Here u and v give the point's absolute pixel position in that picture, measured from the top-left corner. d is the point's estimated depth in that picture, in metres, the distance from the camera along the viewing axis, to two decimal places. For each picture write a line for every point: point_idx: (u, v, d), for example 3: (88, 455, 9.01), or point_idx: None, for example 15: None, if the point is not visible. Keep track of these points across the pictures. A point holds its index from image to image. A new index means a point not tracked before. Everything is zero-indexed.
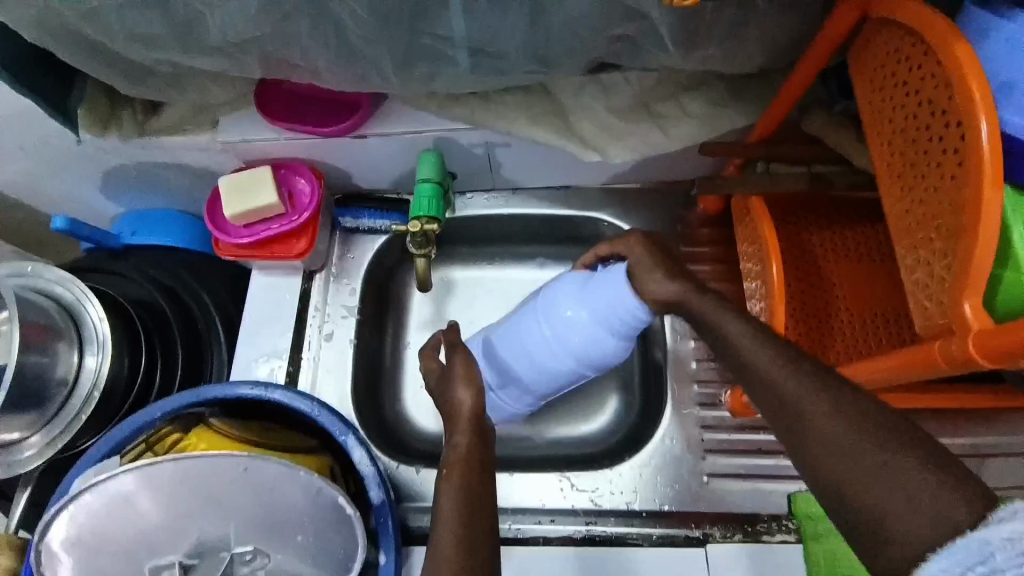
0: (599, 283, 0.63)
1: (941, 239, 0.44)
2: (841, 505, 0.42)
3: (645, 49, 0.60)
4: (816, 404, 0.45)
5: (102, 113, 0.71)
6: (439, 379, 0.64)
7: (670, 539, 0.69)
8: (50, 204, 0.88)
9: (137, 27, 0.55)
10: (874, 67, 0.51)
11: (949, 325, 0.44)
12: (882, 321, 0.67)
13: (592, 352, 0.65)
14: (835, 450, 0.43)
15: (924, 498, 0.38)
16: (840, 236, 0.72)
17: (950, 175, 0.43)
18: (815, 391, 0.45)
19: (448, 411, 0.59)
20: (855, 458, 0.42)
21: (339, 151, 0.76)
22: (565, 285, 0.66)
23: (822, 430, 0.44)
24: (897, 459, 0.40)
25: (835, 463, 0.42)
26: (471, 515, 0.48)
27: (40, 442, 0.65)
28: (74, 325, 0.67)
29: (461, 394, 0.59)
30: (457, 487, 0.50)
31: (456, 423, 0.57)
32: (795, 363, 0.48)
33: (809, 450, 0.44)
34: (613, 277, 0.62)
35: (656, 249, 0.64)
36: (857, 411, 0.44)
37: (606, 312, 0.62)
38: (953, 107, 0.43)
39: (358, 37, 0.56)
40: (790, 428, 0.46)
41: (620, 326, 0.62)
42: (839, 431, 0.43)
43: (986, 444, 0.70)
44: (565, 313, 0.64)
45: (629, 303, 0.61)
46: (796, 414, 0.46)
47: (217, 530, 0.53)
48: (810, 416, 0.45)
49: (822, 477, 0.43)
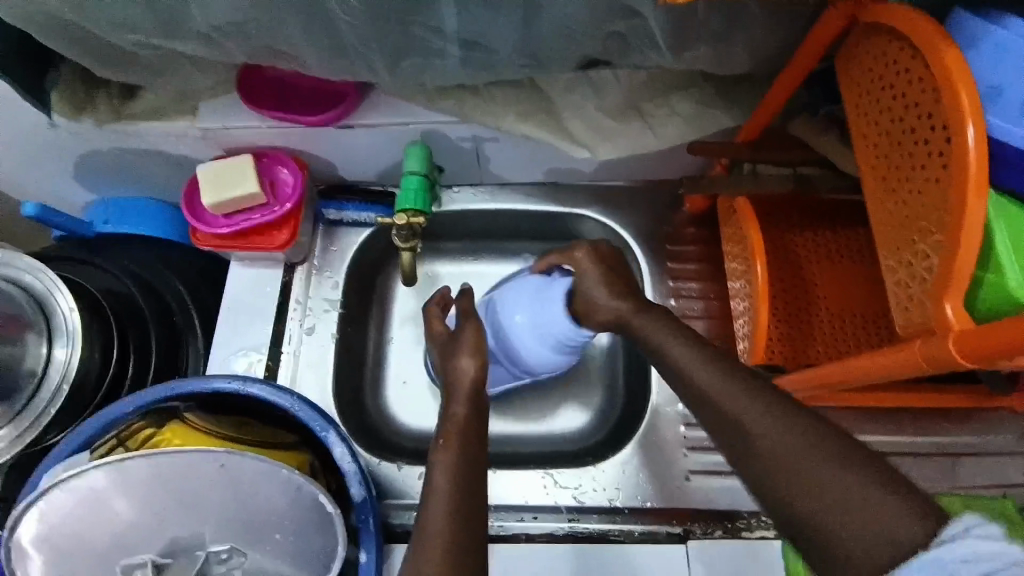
0: (540, 302, 0.62)
1: (922, 241, 0.45)
2: (790, 522, 0.42)
3: (636, 47, 0.60)
4: (761, 427, 0.45)
5: (77, 97, 0.69)
6: (442, 352, 0.61)
7: (652, 536, 0.69)
8: (21, 192, 0.85)
9: (113, 9, 0.53)
10: (861, 70, 0.52)
11: (929, 326, 0.44)
12: (861, 320, 0.68)
13: (530, 367, 0.66)
14: (783, 473, 0.42)
15: (866, 508, 0.39)
16: (823, 239, 0.73)
17: (933, 179, 0.44)
18: (756, 407, 0.46)
19: (448, 378, 0.57)
20: (796, 477, 0.42)
21: (321, 141, 0.74)
22: (520, 290, 0.64)
23: (764, 447, 0.44)
24: (842, 480, 0.40)
25: (779, 479, 0.42)
26: (466, 493, 0.47)
27: (8, 436, 0.62)
28: (43, 315, 0.64)
29: (464, 365, 0.57)
30: (457, 464, 0.49)
31: (456, 394, 0.56)
32: (731, 372, 0.49)
33: (756, 470, 0.44)
34: (555, 295, 0.61)
35: (601, 259, 0.61)
36: (801, 423, 0.44)
37: (547, 328, 0.61)
38: (939, 110, 0.43)
39: (346, 27, 0.54)
40: (735, 444, 0.46)
41: (558, 345, 0.62)
42: (781, 446, 0.43)
43: (960, 443, 0.72)
44: (513, 320, 0.63)
45: (565, 325, 0.60)
46: (740, 430, 0.46)
47: (191, 530, 0.51)
48: (750, 433, 0.45)
49: (771, 495, 0.43)
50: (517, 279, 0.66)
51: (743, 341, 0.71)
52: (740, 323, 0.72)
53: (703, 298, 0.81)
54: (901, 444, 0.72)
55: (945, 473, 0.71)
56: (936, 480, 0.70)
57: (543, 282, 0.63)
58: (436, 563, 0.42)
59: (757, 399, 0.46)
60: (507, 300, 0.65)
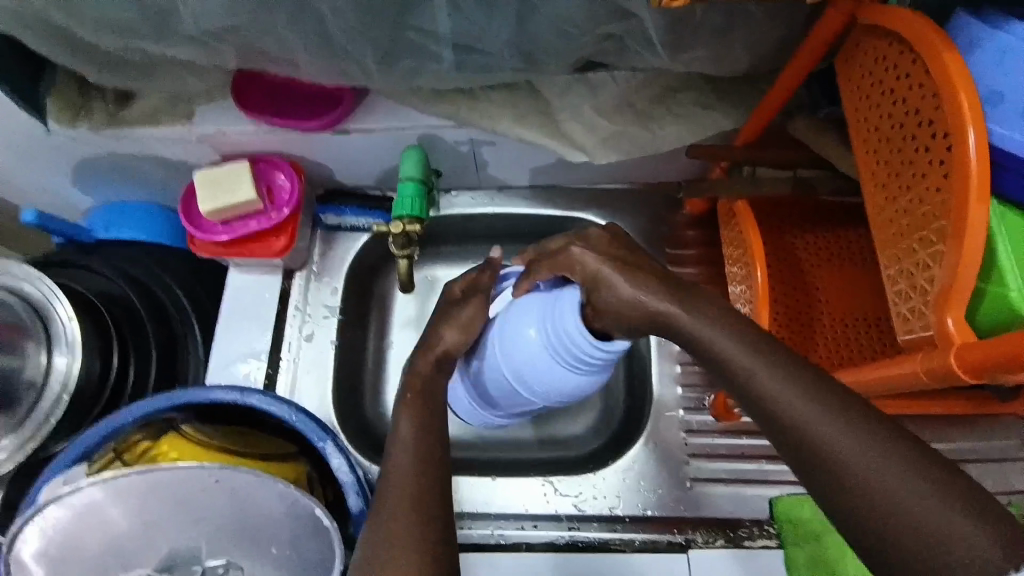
0: (549, 315, 0.55)
1: (923, 250, 0.44)
2: (852, 527, 0.39)
3: (633, 49, 0.59)
4: (802, 403, 0.43)
5: (73, 103, 0.69)
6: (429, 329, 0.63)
7: (653, 545, 0.69)
8: (20, 200, 0.85)
9: (104, 15, 0.52)
10: (861, 75, 0.51)
11: (931, 338, 0.43)
12: (863, 323, 0.67)
13: (548, 388, 0.58)
14: (844, 473, 0.39)
15: (935, 519, 0.36)
16: (824, 241, 0.72)
17: (934, 187, 0.43)
18: (793, 384, 0.44)
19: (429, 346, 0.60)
20: (864, 479, 0.39)
21: (317, 146, 0.74)
22: (524, 311, 0.58)
23: (824, 445, 0.41)
24: (887, 462, 0.38)
25: (840, 478, 0.40)
26: (420, 473, 0.48)
27: (10, 445, 0.62)
28: (42, 323, 0.65)
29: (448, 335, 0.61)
30: (407, 456, 0.50)
31: (426, 354, 0.59)
32: (782, 362, 0.45)
33: (814, 468, 0.41)
34: (564, 305, 0.54)
35: (609, 257, 0.55)
36: (870, 426, 0.40)
37: (562, 345, 0.54)
38: (940, 117, 0.42)
39: (337, 30, 0.54)
40: (790, 439, 0.43)
41: (576, 361, 0.55)
42: (843, 446, 0.40)
43: (965, 448, 0.72)
44: (523, 340, 0.57)
45: (579, 337, 0.53)
46: (795, 425, 0.42)
47: (187, 543, 0.51)
48: (808, 430, 0.42)
49: (831, 494, 0.40)
50: (515, 302, 0.60)
51: None
52: None
53: None
54: None
55: None
56: None
57: (547, 297, 0.57)
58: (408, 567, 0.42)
59: (802, 379, 0.44)
60: (511, 323, 0.58)
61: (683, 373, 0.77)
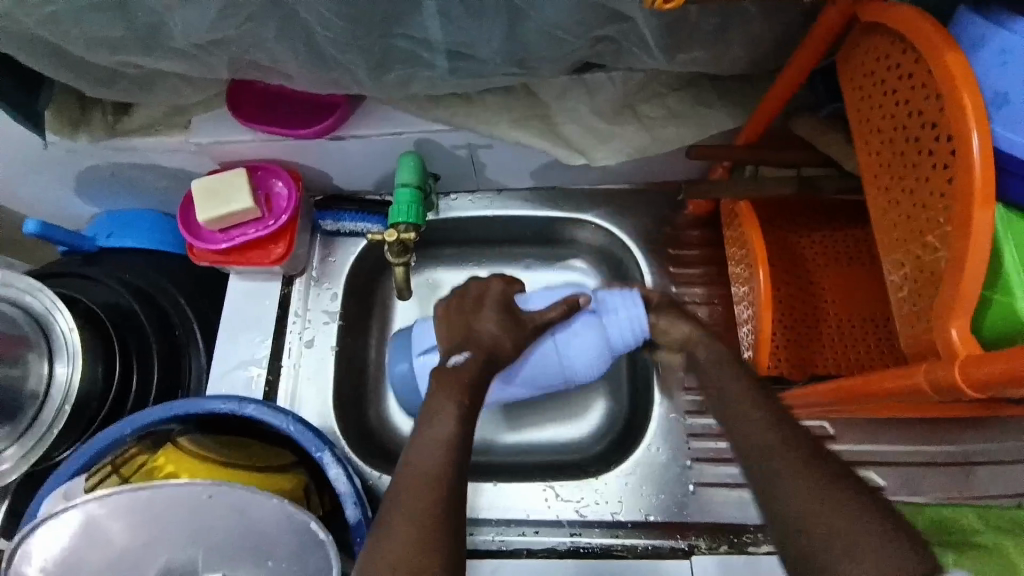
0: (602, 310, 0.63)
1: (927, 256, 0.43)
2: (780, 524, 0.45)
3: (629, 50, 0.57)
4: (776, 439, 0.49)
5: (72, 115, 0.69)
6: (449, 327, 0.64)
7: (656, 551, 0.68)
8: (24, 210, 0.86)
9: (94, 31, 0.52)
10: (862, 73, 0.49)
11: (935, 348, 0.42)
12: (871, 324, 0.66)
13: (582, 375, 0.66)
14: (783, 477, 0.46)
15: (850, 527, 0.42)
16: (832, 240, 0.71)
17: (938, 192, 0.41)
18: (764, 411, 0.52)
19: (464, 339, 0.62)
20: (797, 485, 0.45)
21: (314, 153, 0.73)
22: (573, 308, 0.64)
23: (774, 455, 0.48)
24: (853, 506, 0.43)
25: (779, 479, 0.46)
26: (437, 475, 0.50)
27: (15, 454, 0.62)
28: (44, 335, 0.65)
29: (479, 324, 0.62)
30: (436, 449, 0.53)
31: (473, 348, 0.61)
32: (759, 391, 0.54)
33: (761, 471, 0.48)
34: (618, 303, 0.63)
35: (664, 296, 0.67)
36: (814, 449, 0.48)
37: (611, 334, 0.63)
38: (943, 119, 0.41)
39: (326, 40, 0.53)
40: (750, 448, 0.50)
41: (617, 349, 0.64)
42: (786, 458, 0.48)
43: (974, 451, 0.71)
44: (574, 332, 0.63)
45: (633, 328, 0.62)
46: (754, 439, 0.50)
47: (184, 555, 0.51)
48: (767, 443, 0.49)
49: (771, 496, 0.46)
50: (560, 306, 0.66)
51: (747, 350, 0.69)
52: (745, 330, 0.70)
53: (708, 303, 0.79)
54: (911, 453, 0.72)
55: (958, 481, 0.70)
56: (950, 490, 0.70)
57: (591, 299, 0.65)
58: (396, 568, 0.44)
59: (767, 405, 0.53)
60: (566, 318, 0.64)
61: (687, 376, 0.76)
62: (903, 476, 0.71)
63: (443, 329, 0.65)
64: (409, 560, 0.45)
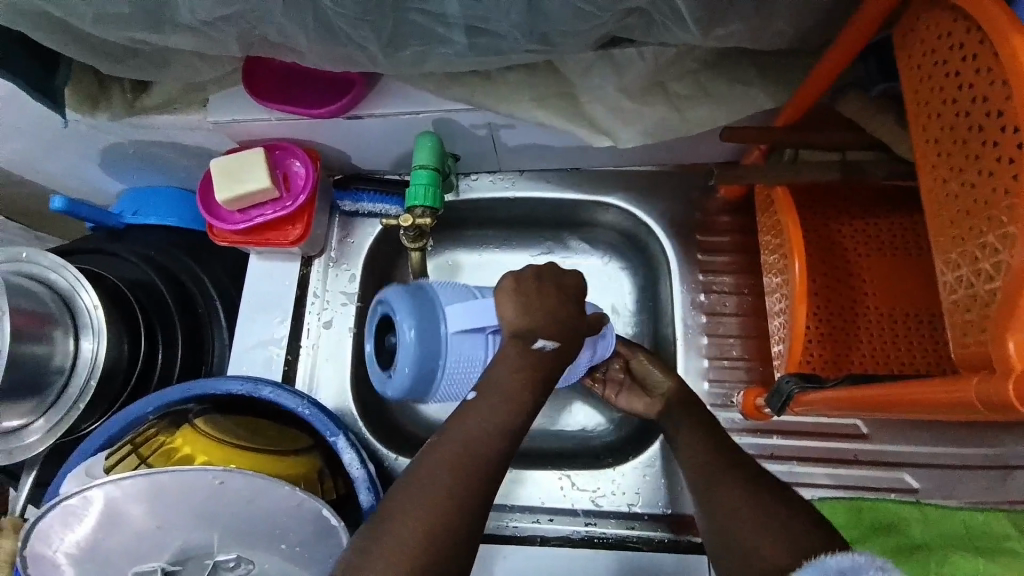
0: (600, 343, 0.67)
1: (986, 258, 0.39)
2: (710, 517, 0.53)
3: (660, 23, 0.53)
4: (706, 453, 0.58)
5: (90, 90, 0.67)
6: (524, 306, 0.57)
7: (673, 543, 0.67)
8: (51, 185, 0.87)
9: (102, 7, 0.51)
10: (921, 52, 0.44)
11: (989, 360, 0.38)
12: (913, 320, 0.62)
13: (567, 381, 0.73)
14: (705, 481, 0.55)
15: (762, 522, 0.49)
16: (876, 229, 0.66)
17: (1003, 190, 0.38)
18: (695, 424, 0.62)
19: (547, 323, 0.58)
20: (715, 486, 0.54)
21: (332, 131, 0.72)
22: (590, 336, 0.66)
23: (706, 458, 0.57)
24: (768, 510, 0.50)
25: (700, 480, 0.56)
26: (465, 460, 0.51)
27: (45, 426, 0.64)
28: (69, 312, 0.65)
29: (558, 307, 0.59)
30: (476, 430, 0.53)
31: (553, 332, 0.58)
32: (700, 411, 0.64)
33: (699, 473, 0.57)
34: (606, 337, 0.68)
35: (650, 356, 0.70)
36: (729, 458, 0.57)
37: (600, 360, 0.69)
38: (1010, 109, 0.37)
39: (337, 16, 0.50)
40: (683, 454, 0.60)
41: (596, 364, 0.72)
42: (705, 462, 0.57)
43: (1014, 454, 0.68)
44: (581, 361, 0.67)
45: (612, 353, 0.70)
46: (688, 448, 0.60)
47: (199, 538, 0.52)
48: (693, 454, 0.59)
49: (707, 496, 0.54)
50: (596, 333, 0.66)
51: (778, 343, 0.66)
52: (776, 323, 0.67)
53: (736, 292, 0.76)
54: (947, 455, 0.68)
55: (994, 485, 0.67)
56: (985, 495, 0.67)
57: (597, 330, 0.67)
58: (411, 547, 0.45)
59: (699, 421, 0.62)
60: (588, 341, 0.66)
61: (711, 368, 0.73)
62: (936, 479, 0.68)
63: (511, 307, 0.58)
64: (423, 545, 0.46)
